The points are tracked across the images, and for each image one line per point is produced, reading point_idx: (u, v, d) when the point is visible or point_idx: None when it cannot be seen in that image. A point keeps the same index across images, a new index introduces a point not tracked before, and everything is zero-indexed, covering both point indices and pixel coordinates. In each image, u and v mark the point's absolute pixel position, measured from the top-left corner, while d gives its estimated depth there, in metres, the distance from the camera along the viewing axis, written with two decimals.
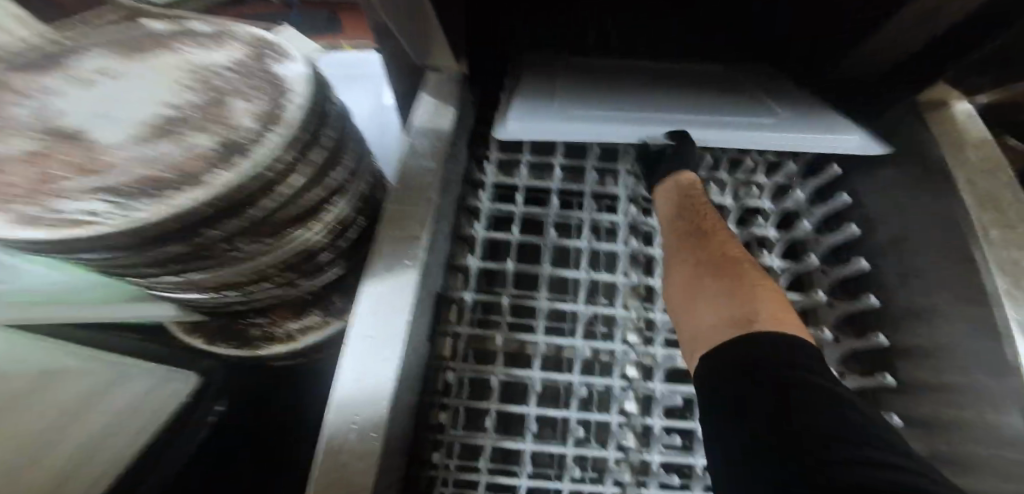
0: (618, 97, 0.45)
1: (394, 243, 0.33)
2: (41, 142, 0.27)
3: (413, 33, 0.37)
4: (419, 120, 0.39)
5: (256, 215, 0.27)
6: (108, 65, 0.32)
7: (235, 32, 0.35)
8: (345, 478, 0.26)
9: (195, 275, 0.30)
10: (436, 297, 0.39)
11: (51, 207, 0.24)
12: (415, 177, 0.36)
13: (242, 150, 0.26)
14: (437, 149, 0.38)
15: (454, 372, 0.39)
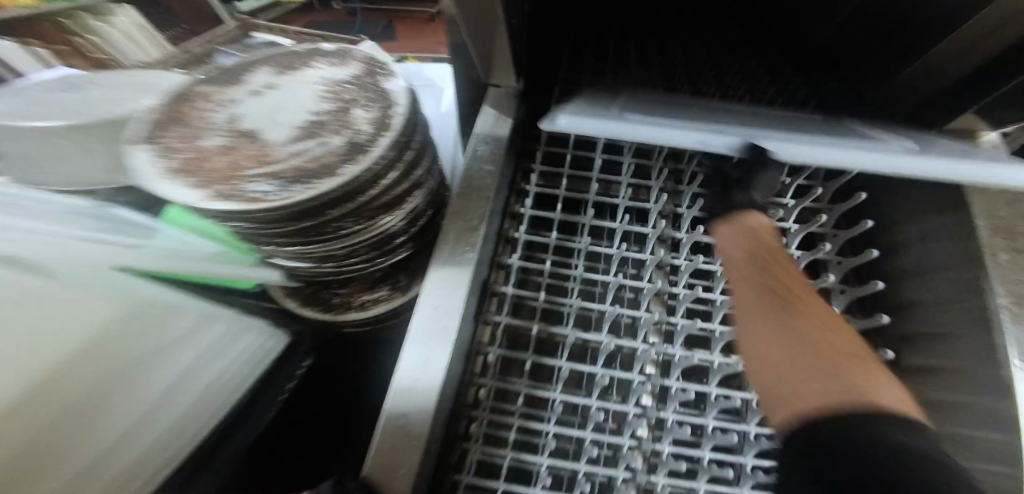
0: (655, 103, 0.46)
1: (459, 235, 0.40)
2: (227, 139, 0.36)
3: (482, 52, 0.42)
4: (481, 129, 0.45)
5: (357, 203, 0.34)
6: (265, 78, 0.41)
7: (352, 51, 0.42)
8: (406, 428, 0.32)
9: (305, 248, 0.36)
10: (483, 287, 0.45)
11: (234, 187, 0.31)
12: (476, 180, 0.42)
13: (363, 148, 0.33)
14: (496, 155, 0.44)
15: (492, 352, 0.45)
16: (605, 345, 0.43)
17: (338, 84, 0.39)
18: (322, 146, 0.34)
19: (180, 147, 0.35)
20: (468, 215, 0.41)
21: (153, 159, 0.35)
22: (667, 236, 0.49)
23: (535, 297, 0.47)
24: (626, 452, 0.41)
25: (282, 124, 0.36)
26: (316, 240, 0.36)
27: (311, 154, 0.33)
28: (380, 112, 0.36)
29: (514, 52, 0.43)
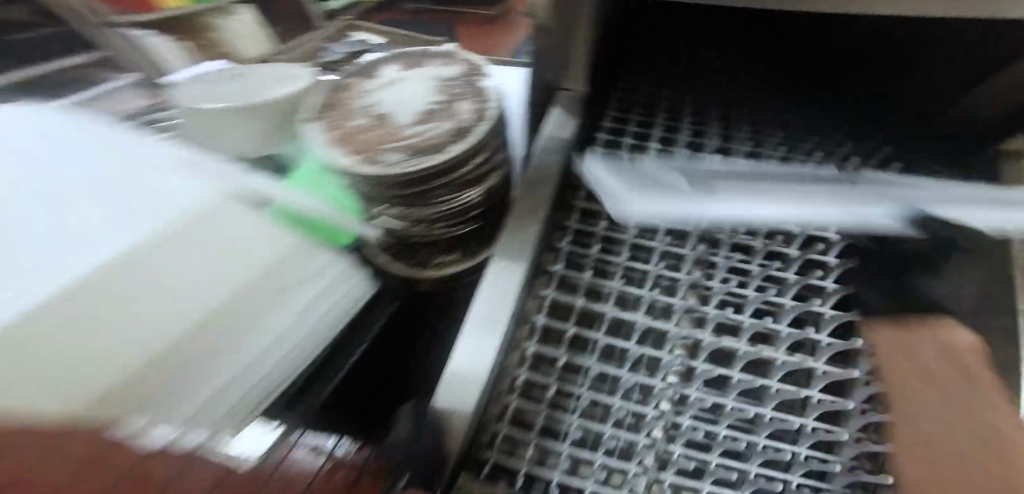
0: (711, 128, 0.53)
1: (528, 211, 0.47)
2: (368, 120, 0.45)
3: (566, 60, 0.50)
4: (548, 127, 0.52)
5: (456, 177, 0.45)
6: (393, 74, 0.50)
7: (458, 54, 0.51)
8: (459, 378, 0.37)
9: (407, 209, 0.48)
10: (530, 264, 0.44)
11: (374, 160, 0.42)
12: (543, 167, 0.50)
13: (470, 132, 0.43)
14: (564, 146, 0.51)
15: (539, 321, 0.42)
16: (639, 323, 0.41)
17: (445, 81, 0.47)
18: (435, 129, 0.43)
19: (328, 122, 0.45)
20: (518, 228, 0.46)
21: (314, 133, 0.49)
22: (707, 235, 0.49)
23: (580, 280, 0.45)
24: (644, 422, 0.37)
25: (404, 109, 0.45)
26: (416, 203, 0.47)
27: (428, 135, 0.43)
28: (481, 105, 0.44)
29: (586, 60, 0.50)
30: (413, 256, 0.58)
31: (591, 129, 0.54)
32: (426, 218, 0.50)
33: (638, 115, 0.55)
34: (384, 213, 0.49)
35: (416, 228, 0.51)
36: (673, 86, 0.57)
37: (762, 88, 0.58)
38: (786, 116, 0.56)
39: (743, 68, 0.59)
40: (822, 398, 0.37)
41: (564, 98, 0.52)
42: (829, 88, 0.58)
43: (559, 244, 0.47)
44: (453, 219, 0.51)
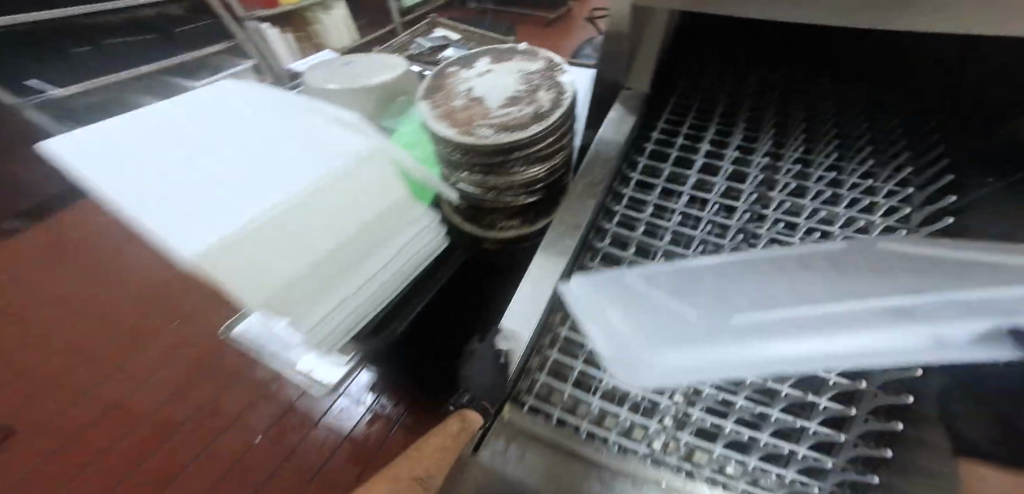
0: (767, 125, 0.54)
1: (584, 187, 0.50)
2: (467, 101, 0.55)
3: (635, 61, 0.58)
4: (610, 118, 0.57)
5: (528, 151, 0.53)
6: (484, 65, 0.60)
7: (539, 52, 0.60)
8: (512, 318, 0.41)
9: (482, 177, 0.57)
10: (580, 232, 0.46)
11: (465, 132, 0.52)
12: (600, 147, 0.54)
13: (545, 116, 0.52)
14: (623, 132, 0.55)
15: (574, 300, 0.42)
16: None
17: (527, 74, 0.56)
18: (517, 112, 0.52)
19: (435, 101, 0.56)
20: (569, 210, 0.48)
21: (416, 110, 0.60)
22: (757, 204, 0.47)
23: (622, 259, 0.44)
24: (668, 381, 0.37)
25: (496, 95, 0.55)
26: (490, 172, 0.56)
27: (511, 116, 0.52)
28: (557, 94, 0.53)
29: (653, 63, 0.58)
30: (483, 222, 0.65)
31: (649, 124, 0.58)
32: (496, 186, 0.58)
33: (695, 116, 0.56)
34: (465, 179, 0.58)
35: (487, 193, 0.59)
36: (732, 87, 0.59)
37: (825, 93, 0.56)
38: (851, 118, 0.53)
39: (805, 78, 0.59)
40: (837, 380, 0.33)
41: (625, 95, 0.59)
42: (905, 98, 0.54)
43: (605, 225, 0.48)
44: (518, 189, 0.59)
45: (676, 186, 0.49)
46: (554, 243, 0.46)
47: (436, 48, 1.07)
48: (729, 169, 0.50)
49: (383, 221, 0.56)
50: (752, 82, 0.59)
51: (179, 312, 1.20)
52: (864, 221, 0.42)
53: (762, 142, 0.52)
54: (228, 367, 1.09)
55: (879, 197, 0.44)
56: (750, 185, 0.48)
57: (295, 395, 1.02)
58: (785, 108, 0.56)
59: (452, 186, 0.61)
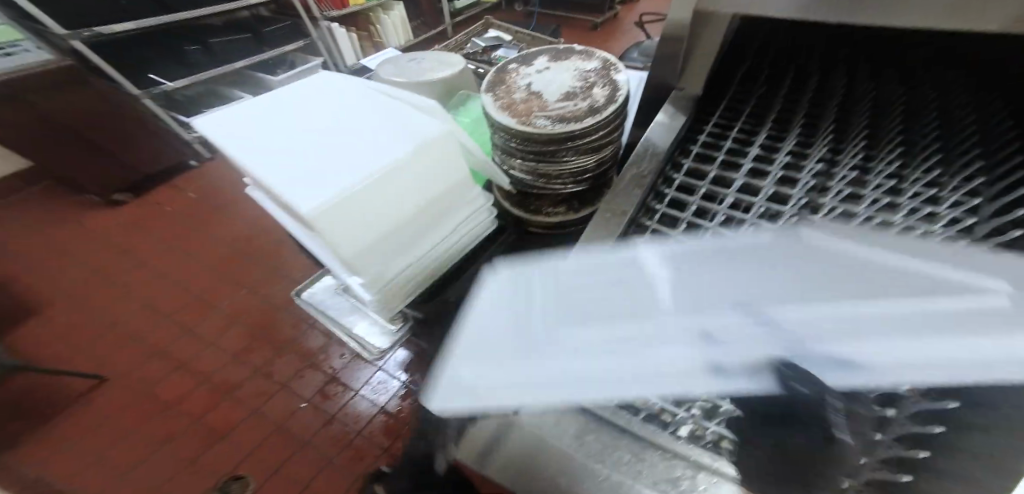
0: (822, 128, 0.55)
1: (631, 179, 0.54)
2: (527, 95, 0.60)
3: (688, 62, 0.61)
4: (660, 116, 0.61)
5: (581, 142, 0.57)
6: (544, 62, 0.65)
7: (595, 52, 0.65)
8: None
9: (536, 164, 0.61)
10: (626, 220, 0.50)
11: (525, 122, 0.57)
12: (650, 141, 0.58)
13: (600, 109, 0.56)
14: (672, 128, 0.59)
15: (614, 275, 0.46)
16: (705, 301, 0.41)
17: (584, 71, 0.61)
18: (573, 106, 0.57)
19: (497, 94, 0.61)
20: (615, 199, 0.52)
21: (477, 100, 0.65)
22: (811, 202, 0.48)
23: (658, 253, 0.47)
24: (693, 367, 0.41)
25: (553, 90, 0.60)
26: (543, 160, 0.60)
27: (568, 109, 0.56)
28: (611, 91, 0.57)
29: (707, 65, 0.61)
30: (532, 206, 0.69)
31: (698, 125, 0.61)
32: (547, 174, 0.63)
33: (744, 122, 0.59)
34: (521, 166, 0.63)
35: (539, 181, 0.64)
36: (788, 90, 0.61)
37: (883, 91, 0.57)
38: (914, 116, 0.53)
39: (857, 78, 0.60)
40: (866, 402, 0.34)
41: (676, 95, 0.63)
42: (966, 86, 0.54)
43: (645, 221, 0.51)
44: (568, 179, 0.63)
45: (721, 189, 0.52)
46: (600, 228, 0.50)
47: (491, 48, 1.13)
48: (777, 174, 0.51)
49: (447, 200, 0.62)
50: (806, 85, 0.61)
51: (247, 281, 1.33)
52: (921, 229, 0.41)
53: (813, 149, 0.53)
54: (285, 333, 1.19)
55: (942, 207, 0.43)
56: (798, 191, 0.49)
57: (339, 366, 1.11)
58: (838, 116, 0.56)
59: (509, 172, 0.66)
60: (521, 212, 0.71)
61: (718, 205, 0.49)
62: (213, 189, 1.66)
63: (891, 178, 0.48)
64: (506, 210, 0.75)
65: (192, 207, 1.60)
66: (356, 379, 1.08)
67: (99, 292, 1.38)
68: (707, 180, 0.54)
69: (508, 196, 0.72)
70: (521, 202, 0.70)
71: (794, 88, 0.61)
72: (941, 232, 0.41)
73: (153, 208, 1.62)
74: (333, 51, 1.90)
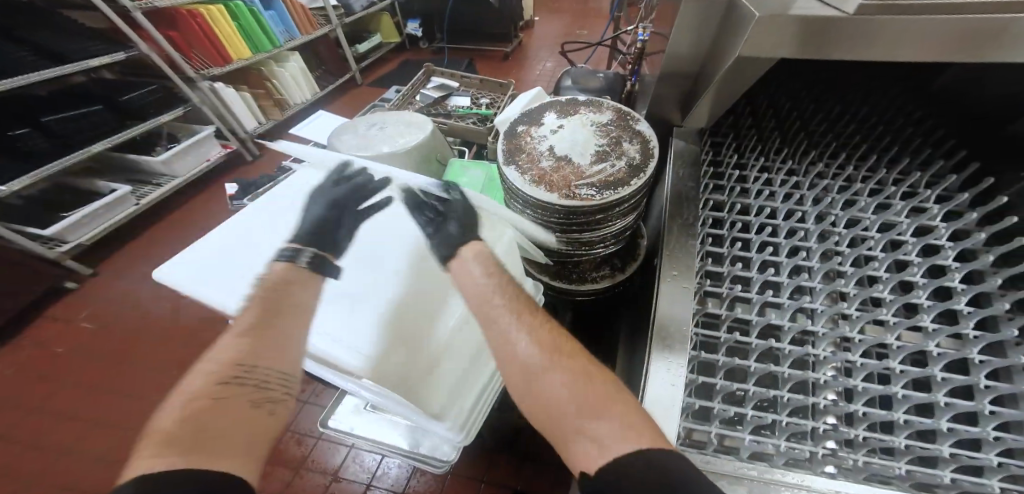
0: (810, 165, 0.68)
1: (678, 243, 0.65)
2: (557, 161, 0.57)
3: (698, 104, 0.73)
4: (675, 150, 0.78)
5: (627, 204, 0.55)
6: (557, 121, 0.63)
7: (603, 103, 0.66)
8: (667, 353, 0.55)
9: (585, 235, 0.58)
10: (697, 291, 0.59)
11: (569, 194, 0.53)
12: (678, 192, 0.71)
13: (644, 164, 0.56)
14: (677, 184, 0.72)
15: (694, 355, 0.54)
16: (789, 375, 0.50)
17: (603, 126, 0.61)
18: (613, 168, 0.56)
19: (520, 164, 0.57)
20: (676, 255, 0.64)
21: (507, 169, 0.57)
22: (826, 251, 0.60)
23: (722, 322, 0.57)
24: (820, 410, 0.49)
25: (581, 151, 0.58)
26: (586, 230, 0.57)
27: (609, 173, 0.55)
28: (643, 144, 0.58)
29: (711, 101, 0.71)
30: (586, 277, 0.72)
31: (700, 178, 0.72)
32: (595, 243, 0.61)
33: (738, 162, 0.73)
34: (564, 245, 0.61)
35: (596, 250, 0.63)
36: (763, 133, 0.75)
37: (831, 122, 0.74)
38: (868, 142, 0.69)
39: (811, 110, 0.76)
40: (1002, 437, 0.42)
41: (677, 131, 0.79)
42: (880, 105, 0.73)
43: (700, 289, 0.59)
44: (613, 241, 0.63)
45: (745, 252, 0.61)
46: (675, 288, 0.60)
47: (442, 99, 1.10)
48: (788, 226, 0.62)
49: (463, 356, 0.69)
50: (776, 125, 0.75)
51: None
52: (919, 266, 0.53)
53: (805, 179, 0.66)
54: (292, 452, 0.98)
55: (938, 220, 0.56)
56: (813, 224, 0.62)
57: (365, 480, 0.93)
58: (813, 144, 0.71)
59: (551, 252, 0.65)
60: (567, 283, 0.72)
61: (752, 253, 0.60)
62: (128, 307, 1.35)
63: (882, 199, 0.60)
64: (546, 284, 0.74)
65: (98, 336, 1.28)
66: (387, 476, 0.93)
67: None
68: (727, 246, 0.63)
69: (553, 273, 0.73)
70: (564, 271, 0.72)
71: (766, 130, 0.75)
72: (957, 265, 0.52)
73: (41, 352, 1.26)
74: (222, 112, 1.73)
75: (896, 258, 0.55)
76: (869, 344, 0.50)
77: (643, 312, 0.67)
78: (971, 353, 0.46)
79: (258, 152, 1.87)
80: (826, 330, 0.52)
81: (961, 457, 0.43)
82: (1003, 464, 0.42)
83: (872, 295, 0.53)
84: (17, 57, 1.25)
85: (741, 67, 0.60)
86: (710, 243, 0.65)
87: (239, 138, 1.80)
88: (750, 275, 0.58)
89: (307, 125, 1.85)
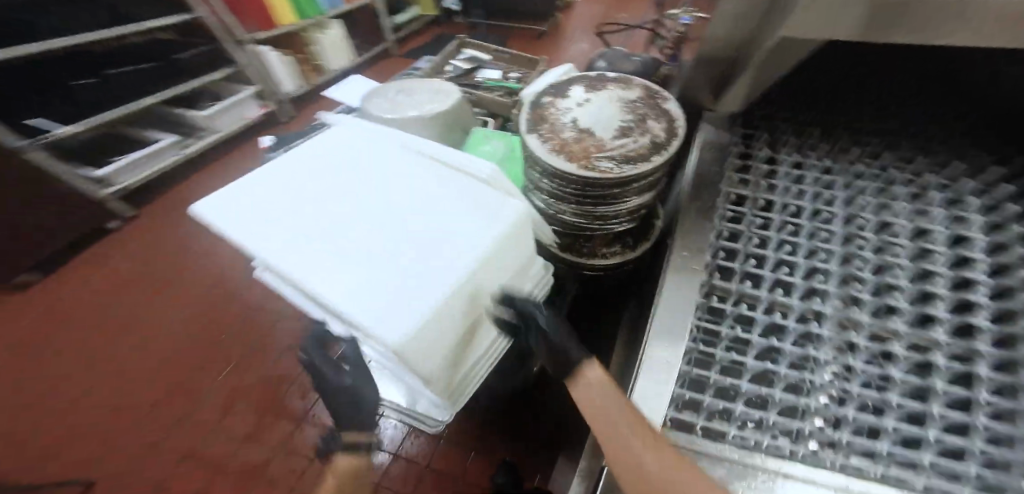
0: (847, 165, 0.66)
1: (696, 228, 0.65)
2: (578, 133, 0.57)
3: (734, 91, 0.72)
4: (703, 135, 0.76)
5: (644, 181, 0.55)
6: (584, 94, 0.62)
7: (633, 81, 0.65)
8: (664, 335, 0.56)
9: (600, 209, 0.58)
10: (704, 283, 0.59)
11: (587, 165, 0.53)
12: (700, 177, 0.70)
13: (666, 143, 0.55)
14: (700, 171, 0.71)
15: (688, 347, 0.54)
16: (783, 376, 0.50)
17: (630, 101, 0.61)
18: (635, 143, 0.55)
19: (542, 134, 0.57)
20: (691, 237, 0.64)
21: (530, 138, 0.57)
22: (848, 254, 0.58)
23: (725, 315, 0.57)
24: (809, 411, 0.49)
25: (605, 125, 0.58)
26: (600, 204, 0.58)
27: (631, 148, 0.54)
28: (668, 123, 0.58)
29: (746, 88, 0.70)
30: (598, 254, 0.73)
31: (725, 166, 0.71)
32: (608, 218, 0.61)
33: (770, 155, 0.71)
34: (578, 217, 0.61)
35: (610, 227, 0.63)
36: (802, 126, 0.72)
37: (878, 119, 0.70)
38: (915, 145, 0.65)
39: (857, 106, 0.72)
40: (987, 449, 0.40)
41: (709, 116, 0.78)
42: (937, 105, 0.69)
43: (709, 283, 0.60)
44: (627, 219, 0.63)
45: (762, 250, 0.61)
46: (681, 274, 0.61)
47: (473, 71, 1.11)
48: (812, 227, 0.61)
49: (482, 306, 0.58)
50: (818, 120, 0.72)
51: (233, 349, 1.19)
52: (944, 279, 0.51)
53: (838, 180, 0.64)
54: (295, 406, 1.09)
55: (977, 232, 0.53)
56: (840, 227, 0.60)
57: None
58: (853, 143, 0.68)
59: (565, 225, 0.66)
60: (577, 257, 0.73)
61: (769, 251, 0.59)
62: (163, 252, 1.44)
63: (920, 206, 0.57)
64: (556, 256, 0.74)
65: (137, 275, 1.38)
66: (383, 436, 0.98)
67: (41, 399, 1.13)
68: (743, 242, 0.63)
69: (564, 245, 0.73)
70: (575, 245, 0.72)
71: (803, 125, 0.73)
72: (987, 282, 0.49)
73: (85, 287, 1.36)
74: (267, 76, 1.78)
75: (921, 267, 0.53)
76: (873, 351, 0.49)
77: (649, 297, 0.67)
78: (979, 367, 0.44)
79: (292, 115, 1.91)
80: (830, 335, 0.51)
81: (942, 466, 0.42)
82: (981, 476, 0.41)
83: (887, 303, 0.52)
84: (85, 8, 1.34)
85: (782, 51, 0.59)
86: (727, 236, 0.65)
87: (278, 101, 1.85)
88: (761, 273, 0.59)
89: (341, 89, 1.93)
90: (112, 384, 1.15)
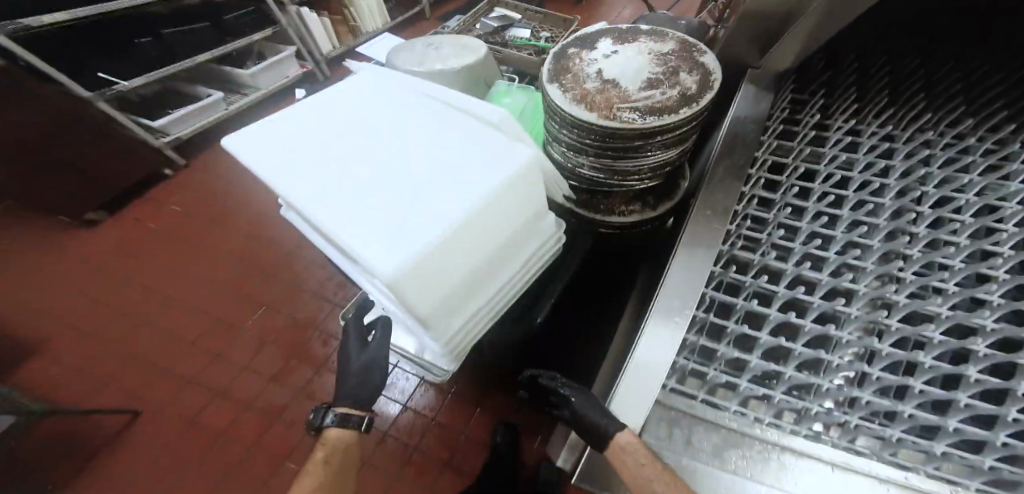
0: (911, 132, 0.59)
1: (723, 194, 0.61)
2: (602, 83, 0.54)
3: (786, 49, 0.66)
4: (741, 96, 0.71)
5: (668, 135, 0.53)
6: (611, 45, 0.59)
7: (666, 33, 0.61)
8: (674, 297, 0.54)
9: (619, 164, 0.57)
10: (722, 252, 0.57)
11: (608, 115, 0.51)
12: (734, 141, 0.66)
13: (696, 97, 0.52)
14: (734, 133, 0.67)
15: (699, 316, 0.53)
16: (797, 354, 0.48)
17: (661, 54, 0.58)
18: (662, 95, 0.52)
19: (564, 84, 0.55)
20: (714, 198, 0.61)
21: (553, 89, 0.55)
22: (896, 230, 0.52)
23: (743, 287, 0.55)
24: (821, 391, 0.46)
25: (632, 77, 0.55)
26: (620, 157, 0.55)
27: (657, 100, 0.52)
28: (702, 76, 0.54)
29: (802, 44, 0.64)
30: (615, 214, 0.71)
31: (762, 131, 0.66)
32: (627, 174, 0.59)
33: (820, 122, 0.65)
34: (595, 171, 0.59)
35: (629, 185, 0.61)
36: (863, 91, 0.66)
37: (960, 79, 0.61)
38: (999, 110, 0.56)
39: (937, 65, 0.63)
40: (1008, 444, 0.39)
41: (753, 73, 0.72)
42: None
43: (732, 253, 0.57)
44: (647, 178, 0.61)
45: (795, 220, 0.57)
46: (699, 238, 0.58)
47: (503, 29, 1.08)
48: (858, 199, 0.56)
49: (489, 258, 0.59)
50: (884, 82, 0.65)
51: (263, 297, 1.26)
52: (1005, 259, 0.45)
53: (898, 148, 0.58)
54: (317, 352, 1.15)
55: None
56: (892, 200, 0.54)
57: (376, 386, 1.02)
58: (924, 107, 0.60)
59: (583, 180, 0.64)
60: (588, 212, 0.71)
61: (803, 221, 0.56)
62: (205, 202, 1.52)
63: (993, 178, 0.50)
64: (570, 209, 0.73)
65: (182, 223, 1.47)
66: (394, 387, 1.02)
67: (99, 330, 1.25)
68: (774, 211, 0.59)
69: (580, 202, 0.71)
70: (591, 203, 0.71)
71: (865, 88, 0.66)
72: None
73: (135, 232, 1.46)
74: (305, 37, 1.80)
75: (979, 247, 0.47)
76: (904, 334, 0.45)
77: (662, 261, 0.65)
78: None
79: (327, 76, 1.94)
80: (858, 313, 0.48)
81: (955, 455, 0.41)
82: (996, 468, 0.39)
83: (931, 283, 0.47)
84: None
85: None
86: (757, 205, 0.62)
87: (315, 61, 1.89)
88: (790, 245, 0.55)
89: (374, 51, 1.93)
90: (158, 322, 1.25)
